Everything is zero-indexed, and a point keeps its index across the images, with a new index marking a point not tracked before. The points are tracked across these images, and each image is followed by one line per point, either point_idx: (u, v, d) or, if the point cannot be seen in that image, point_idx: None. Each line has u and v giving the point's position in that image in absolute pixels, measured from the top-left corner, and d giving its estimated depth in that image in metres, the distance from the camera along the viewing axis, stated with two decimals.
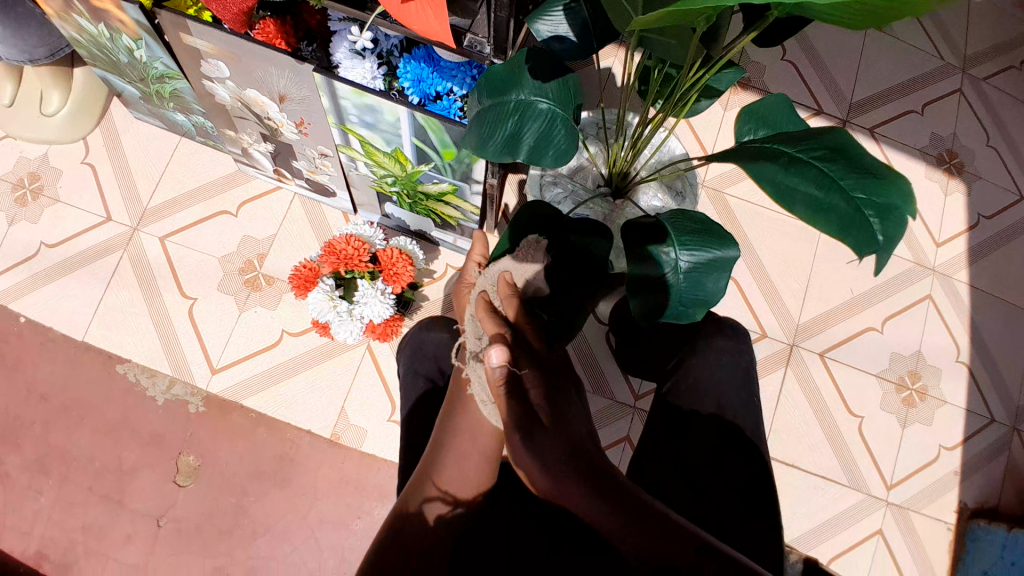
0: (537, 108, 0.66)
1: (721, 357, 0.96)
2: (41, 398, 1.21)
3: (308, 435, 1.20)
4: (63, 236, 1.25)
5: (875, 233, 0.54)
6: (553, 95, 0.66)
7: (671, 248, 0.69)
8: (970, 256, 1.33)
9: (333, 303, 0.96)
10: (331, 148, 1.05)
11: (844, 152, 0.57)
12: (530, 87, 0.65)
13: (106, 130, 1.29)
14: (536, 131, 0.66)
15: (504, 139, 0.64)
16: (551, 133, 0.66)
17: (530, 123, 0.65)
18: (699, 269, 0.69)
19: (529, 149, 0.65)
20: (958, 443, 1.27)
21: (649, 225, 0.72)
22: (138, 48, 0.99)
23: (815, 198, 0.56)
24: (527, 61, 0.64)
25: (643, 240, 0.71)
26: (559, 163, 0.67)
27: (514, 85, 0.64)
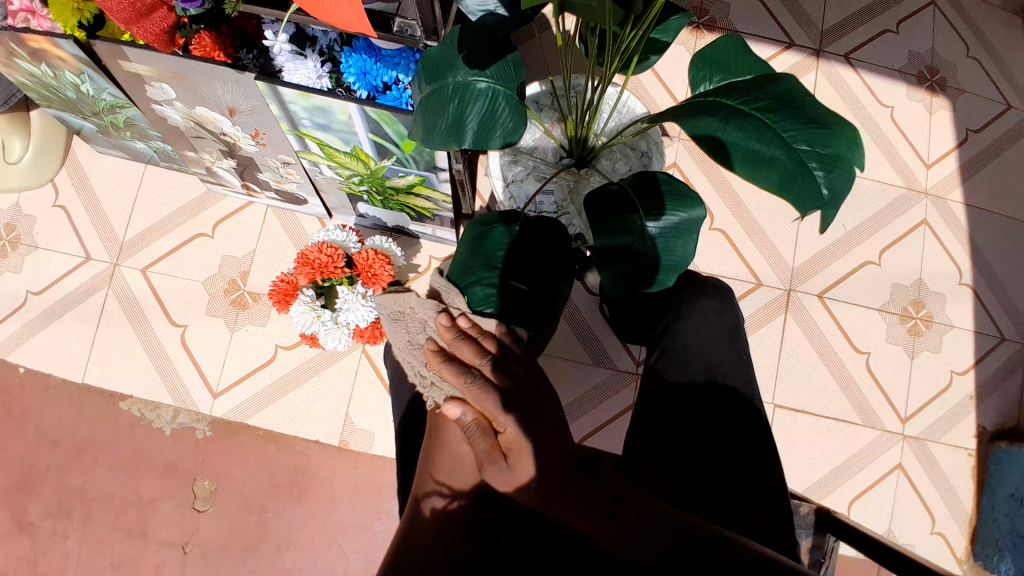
0: (476, 89, 0.64)
1: (706, 319, 0.94)
2: (52, 443, 1.22)
3: (316, 445, 1.20)
4: (47, 281, 1.25)
5: (821, 187, 0.55)
6: (492, 73, 0.65)
7: (639, 216, 0.67)
8: (962, 173, 1.29)
9: (316, 314, 0.94)
10: (292, 155, 1.03)
11: (791, 102, 0.55)
12: (467, 67, 0.63)
13: (72, 169, 1.28)
14: (480, 115, 0.64)
15: (449, 129, 0.63)
16: (496, 114, 0.65)
17: (473, 107, 0.64)
18: (666, 235, 0.67)
19: (474, 136, 0.65)
20: (970, 367, 1.24)
21: (611, 191, 0.71)
22: (83, 82, 0.97)
23: (759, 154, 0.56)
24: (461, 40, 0.62)
25: (610, 209, 0.68)
26: (507, 143, 0.67)
27: (451, 71, 0.62)
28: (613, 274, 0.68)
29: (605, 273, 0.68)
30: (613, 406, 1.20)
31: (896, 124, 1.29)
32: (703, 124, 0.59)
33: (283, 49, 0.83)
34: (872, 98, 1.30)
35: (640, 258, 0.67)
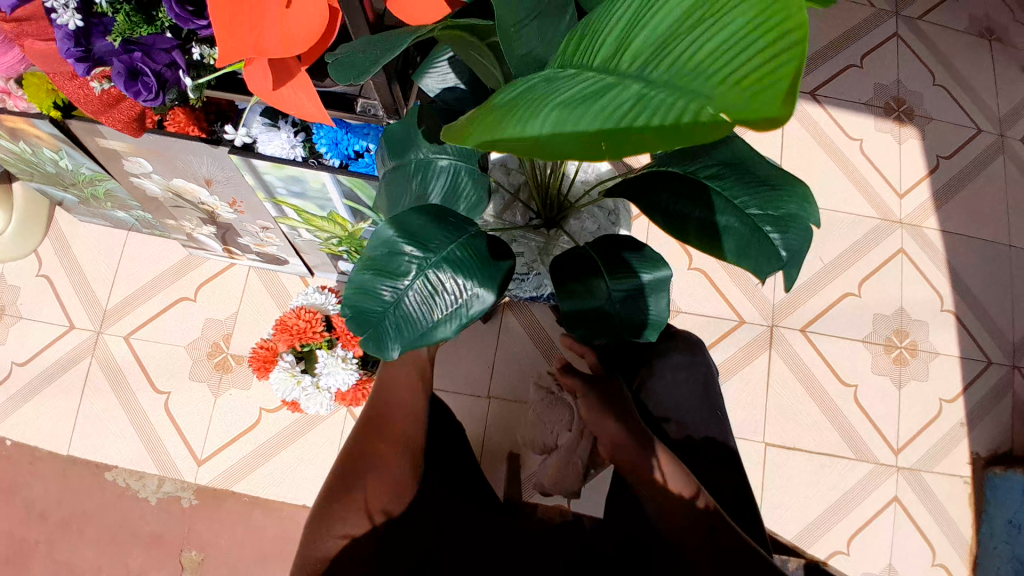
0: (438, 166, 0.63)
1: (677, 375, 0.94)
2: (40, 516, 1.19)
3: (304, 509, 1.18)
4: (31, 353, 1.24)
5: (779, 248, 0.55)
6: (453, 150, 0.63)
7: (604, 281, 0.67)
8: (936, 201, 1.31)
9: (296, 380, 0.95)
10: (270, 221, 1.04)
11: (739, 165, 0.56)
12: (428, 145, 0.62)
13: (56, 239, 1.28)
14: (443, 191, 0.64)
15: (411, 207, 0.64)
16: (460, 188, 0.64)
17: (435, 184, 0.63)
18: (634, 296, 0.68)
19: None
20: (958, 393, 1.24)
21: (578, 255, 0.70)
22: (62, 158, 0.98)
23: (713, 224, 0.57)
24: (422, 120, 0.62)
25: (575, 275, 0.68)
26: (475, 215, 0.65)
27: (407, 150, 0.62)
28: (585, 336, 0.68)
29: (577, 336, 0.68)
30: None
31: (867, 156, 1.32)
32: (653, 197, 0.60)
33: (243, 141, 0.85)
34: (841, 132, 1.32)
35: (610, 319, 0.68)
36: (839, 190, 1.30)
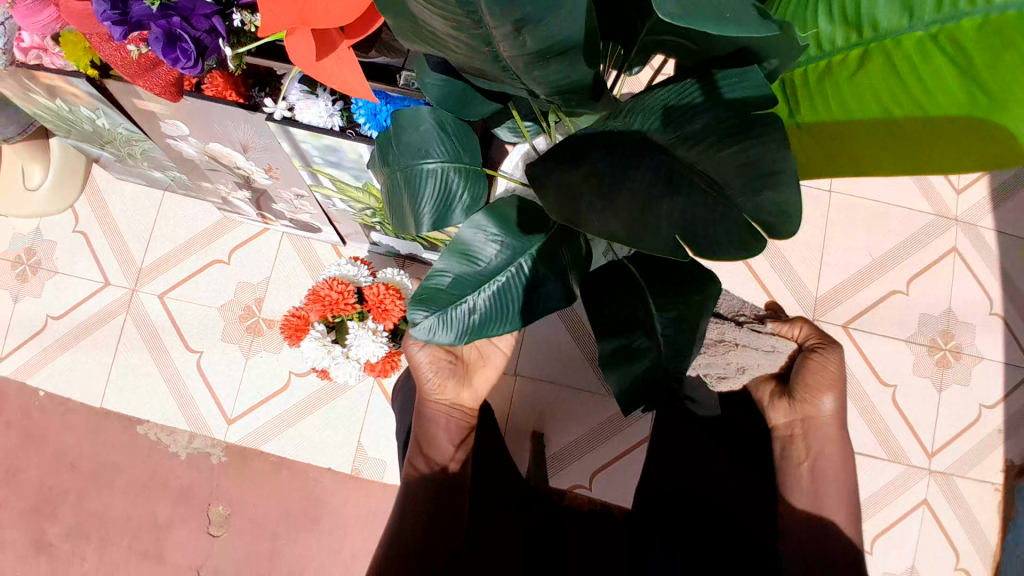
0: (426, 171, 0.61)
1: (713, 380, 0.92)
2: (71, 466, 1.23)
3: (329, 473, 1.20)
4: (66, 307, 1.27)
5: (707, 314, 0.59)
6: (443, 150, 0.62)
7: (646, 306, 0.60)
8: (995, 199, 1.24)
9: (327, 349, 0.95)
10: (305, 188, 1.03)
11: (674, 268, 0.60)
12: (412, 153, 0.60)
13: (92, 195, 1.29)
14: (434, 197, 0.61)
15: (409, 215, 0.60)
16: (452, 191, 0.62)
17: (425, 189, 0.61)
18: (681, 324, 0.59)
19: (432, 221, 0.61)
20: (1000, 400, 1.20)
21: (615, 269, 0.62)
22: (98, 117, 0.97)
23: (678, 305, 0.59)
24: (401, 130, 0.60)
25: (612, 300, 0.61)
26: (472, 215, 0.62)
27: (404, 153, 0.60)
28: (620, 382, 0.61)
29: (611, 379, 0.62)
30: (624, 443, 1.18)
31: None
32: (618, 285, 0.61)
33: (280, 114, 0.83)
34: None
35: (643, 358, 0.61)
36: (891, 183, 1.24)
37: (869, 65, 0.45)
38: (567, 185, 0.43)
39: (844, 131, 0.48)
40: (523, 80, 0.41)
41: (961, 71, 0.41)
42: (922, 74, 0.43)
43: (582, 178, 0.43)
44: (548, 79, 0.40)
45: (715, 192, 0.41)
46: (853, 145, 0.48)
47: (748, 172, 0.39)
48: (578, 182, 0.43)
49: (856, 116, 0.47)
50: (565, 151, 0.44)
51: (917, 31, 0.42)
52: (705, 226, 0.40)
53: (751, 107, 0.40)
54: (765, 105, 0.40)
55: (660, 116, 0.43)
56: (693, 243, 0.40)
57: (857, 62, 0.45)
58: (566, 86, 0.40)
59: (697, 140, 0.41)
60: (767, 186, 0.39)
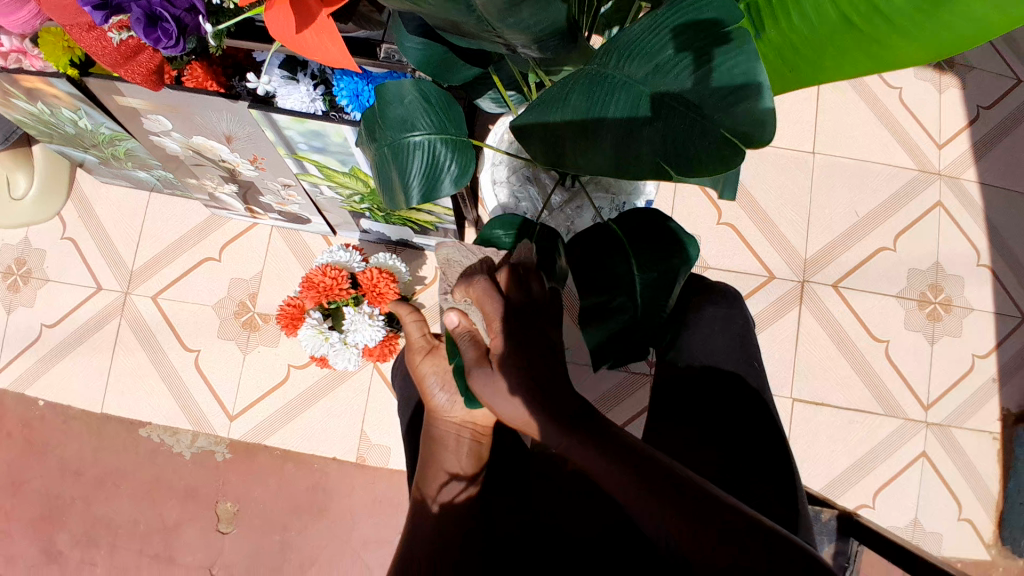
0: (412, 145, 0.61)
1: (713, 328, 0.93)
2: (76, 473, 1.23)
3: (334, 463, 1.21)
4: (60, 314, 1.26)
5: (677, 263, 0.62)
6: (428, 122, 0.61)
7: (627, 263, 0.63)
8: (975, 151, 1.25)
9: (324, 336, 0.94)
10: (292, 177, 1.03)
11: (650, 232, 0.64)
12: (397, 128, 0.60)
13: (78, 202, 1.29)
14: (422, 169, 0.61)
15: (398, 189, 0.61)
16: (439, 163, 0.62)
17: (412, 163, 0.61)
18: (658, 285, 0.62)
19: (421, 192, 0.62)
20: (992, 349, 1.21)
21: (599, 232, 0.66)
22: (80, 118, 0.96)
23: (663, 274, 0.62)
24: (383, 108, 0.60)
25: (599, 258, 0.64)
26: (460, 184, 0.63)
27: (389, 127, 0.60)
28: (598, 337, 0.63)
29: (589, 337, 0.64)
30: (625, 413, 1.19)
31: (905, 104, 1.26)
32: (615, 242, 0.64)
33: (264, 91, 0.82)
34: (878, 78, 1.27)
35: (621, 315, 0.63)
36: (874, 141, 1.25)
37: None
38: (551, 130, 0.46)
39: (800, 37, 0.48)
40: (499, 30, 0.43)
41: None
42: None
43: (566, 123, 0.46)
44: (522, 26, 0.41)
45: (694, 112, 0.42)
46: (809, 61, 0.48)
47: (722, 90, 0.41)
48: (565, 127, 0.46)
49: (817, 29, 0.47)
50: (551, 100, 0.46)
51: None
52: (689, 146, 0.42)
53: (712, 30, 0.42)
54: (730, 27, 0.42)
55: (636, 51, 0.45)
56: (670, 161, 0.43)
57: None
58: (542, 29, 0.42)
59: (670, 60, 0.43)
60: (741, 103, 0.41)
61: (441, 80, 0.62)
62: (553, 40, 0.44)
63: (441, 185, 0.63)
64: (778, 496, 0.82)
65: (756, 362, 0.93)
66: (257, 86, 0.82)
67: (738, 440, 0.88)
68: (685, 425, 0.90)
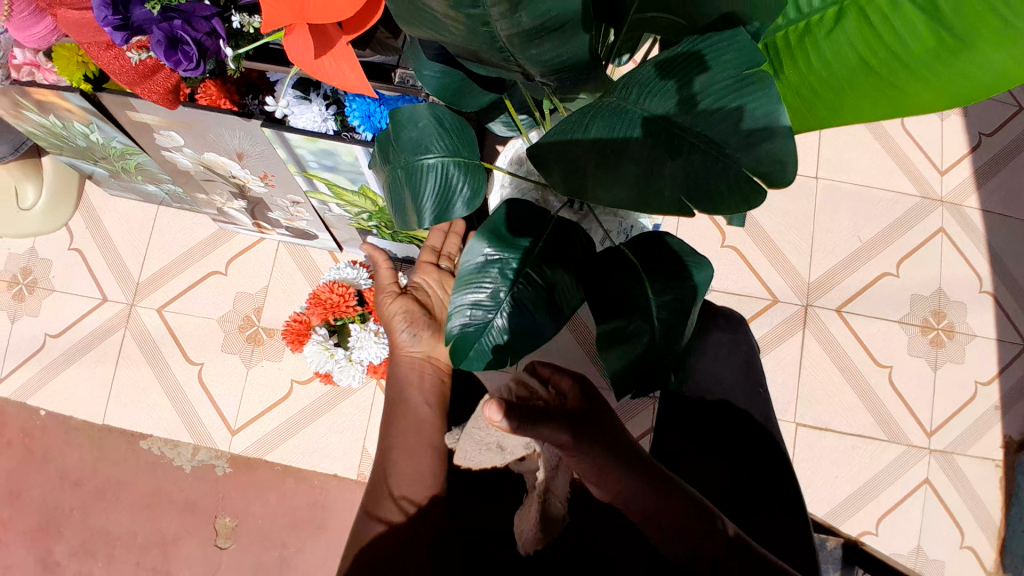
0: (426, 167, 0.61)
1: (720, 353, 0.93)
2: (75, 484, 1.22)
3: (334, 480, 1.20)
4: (65, 325, 1.26)
5: (692, 285, 0.62)
6: (442, 145, 0.62)
7: (644, 290, 0.63)
8: (978, 178, 1.26)
9: (329, 352, 0.95)
10: (301, 195, 1.04)
11: (666, 259, 0.64)
12: (410, 151, 0.61)
13: (86, 213, 1.30)
14: (435, 191, 0.61)
15: (411, 211, 0.61)
16: (452, 184, 0.62)
17: (425, 185, 0.61)
18: (671, 309, 0.62)
19: (434, 214, 0.61)
20: (995, 376, 1.22)
21: (612, 256, 0.67)
22: (92, 132, 0.97)
23: (679, 301, 0.62)
24: (398, 133, 0.61)
25: (612, 284, 0.65)
26: (472, 206, 0.62)
27: (404, 150, 0.61)
28: (619, 363, 0.63)
29: (609, 363, 0.63)
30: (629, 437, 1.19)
31: (909, 131, 1.27)
32: (631, 268, 0.65)
33: (282, 112, 0.83)
34: None
35: (640, 339, 0.62)
36: (878, 167, 1.26)
37: (842, 24, 0.47)
38: (572, 157, 0.46)
39: (813, 86, 0.49)
40: (519, 61, 0.43)
41: (935, 34, 0.42)
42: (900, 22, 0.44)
43: (586, 153, 0.46)
44: (542, 58, 0.42)
45: (715, 149, 0.43)
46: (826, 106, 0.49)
47: (743, 129, 0.42)
48: (584, 155, 0.46)
49: (835, 74, 0.47)
50: (568, 130, 0.47)
51: None
52: (711, 183, 0.43)
53: (735, 71, 0.43)
54: (753, 67, 0.42)
55: (655, 88, 0.46)
56: (697, 200, 0.44)
57: (833, 20, 0.47)
58: (561, 62, 0.42)
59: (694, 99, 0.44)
60: (761, 147, 0.42)
61: (456, 107, 0.63)
62: (571, 74, 0.45)
63: (453, 206, 0.62)
64: (783, 507, 0.87)
65: (761, 379, 0.93)
66: (274, 108, 0.83)
67: (739, 459, 0.89)
68: (689, 439, 0.91)
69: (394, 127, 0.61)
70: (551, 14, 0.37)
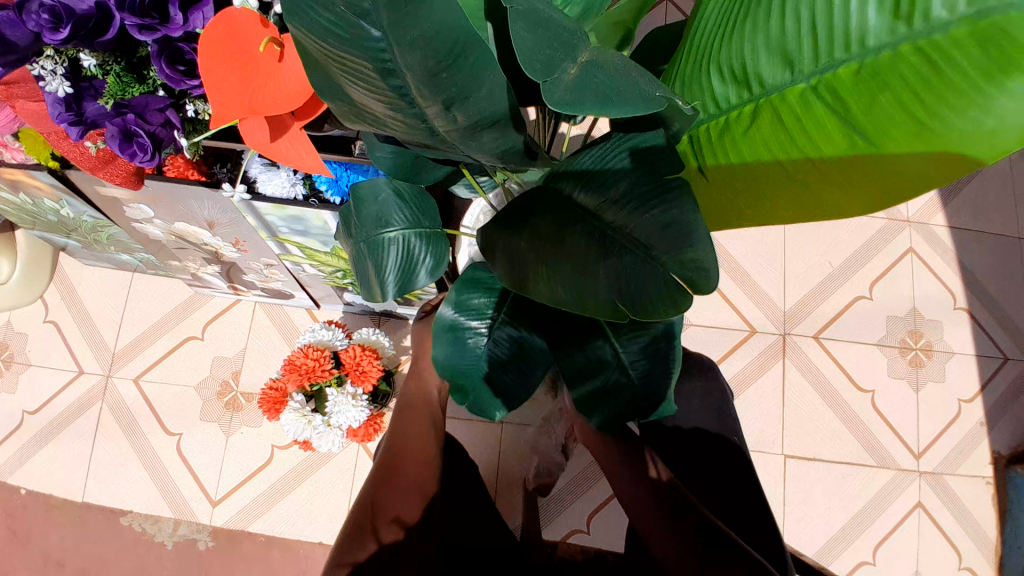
0: (388, 241, 0.62)
1: (692, 402, 0.95)
2: (56, 565, 1.18)
3: (321, 545, 1.17)
4: (41, 400, 1.24)
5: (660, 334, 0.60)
6: (403, 218, 0.63)
7: (608, 345, 0.63)
8: (941, 198, 1.29)
9: (307, 420, 0.94)
10: (274, 258, 1.04)
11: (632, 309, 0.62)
12: (373, 225, 0.62)
13: (61, 285, 1.29)
14: (397, 263, 0.63)
15: (374, 284, 0.63)
16: (414, 256, 0.64)
17: (387, 258, 0.63)
18: (650, 356, 0.61)
19: (397, 285, 0.63)
20: (977, 392, 1.22)
21: None
22: (63, 207, 0.98)
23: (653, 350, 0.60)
24: (360, 207, 0.62)
25: (578, 340, 0.64)
26: (434, 276, 0.65)
27: (365, 223, 0.62)
28: (603, 417, 0.64)
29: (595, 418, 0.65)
30: None
31: None
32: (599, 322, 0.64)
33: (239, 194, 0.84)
34: None
35: (621, 390, 0.63)
36: None
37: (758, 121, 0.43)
38: (513, 253, 0.46)
39: (741, 180, 0.45)
40: (465, 151, 0.44)
41: (851, 135, 0.38)
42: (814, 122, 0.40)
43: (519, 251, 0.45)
44: (485, 150, 0.43)
45: (641, 251, 0.40)
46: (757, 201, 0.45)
47: (667, 233, 0.39)
48: (522, 249, 0.45)
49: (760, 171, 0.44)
50: (509, 219, 0.47)
51: (800, 82, 0.40)
52: (639, 287, 0.39)
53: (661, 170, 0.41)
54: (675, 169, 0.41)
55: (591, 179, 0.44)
56: (626, 301, 0.40)
57: (750, 117, 0.43)
58: (504, 151, 0.44)
59: (624, 200, 0.42)
60: (684, 243, 0.38)
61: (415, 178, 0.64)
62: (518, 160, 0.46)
63: (416, 276, 0.64)
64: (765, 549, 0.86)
65: (733, 420, 0.95)
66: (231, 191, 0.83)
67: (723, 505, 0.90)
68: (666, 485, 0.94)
69: (355, 199, 0.62)
70: (485, 112, 0.38)
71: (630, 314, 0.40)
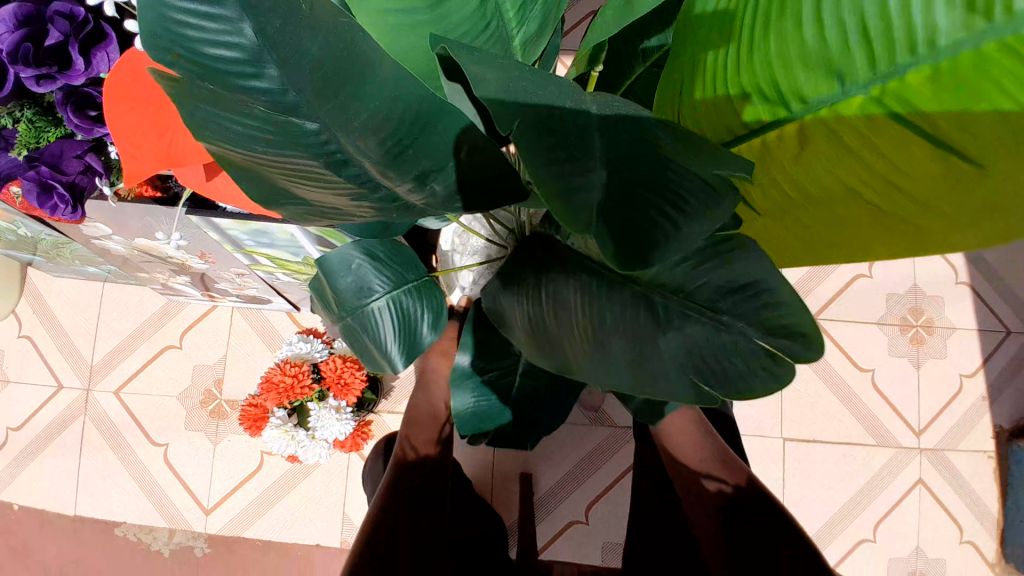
0: (378, 310, 0.58)
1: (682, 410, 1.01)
2: None
3: (318, 549, 1.16)
4: (23, 416, 1.21)
5: None
6: (385, 282, 0.59)
7: None
8: None
9: (290, 435, 0.91)
10: (245, 268, 0.99)
11: None
12: (358, 299, 0.58)
13: (32, 297, 1.24)
14: (396, 328, 0.59)
15: (378, 356, 0.59)
16: (410, 316, 0.60)
17: (383, 327, 0.59)
18: None
19: (402, 351, 0.60)
20: (979, 367, 1.19)
21: None
22: (16, 227, 0.92)
23: None
24: (338, 285, 0.57)
25: None
26: (437, 329, 0.61)
27: (349, 299, 0.58)
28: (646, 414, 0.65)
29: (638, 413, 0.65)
30: (614, 471, 1.18)
31: None
32: None
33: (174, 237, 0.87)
34: None
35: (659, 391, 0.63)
36: None
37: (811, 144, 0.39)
38: (552, 330, 0.45)
39: (806, 210, 0.42)
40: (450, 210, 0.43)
41: (936, 141, 0.33)
42: (883, 142, 0.35)
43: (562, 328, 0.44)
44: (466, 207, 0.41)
45: (711, 320, 0.41)
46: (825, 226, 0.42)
47: (735, 294, 0.40)
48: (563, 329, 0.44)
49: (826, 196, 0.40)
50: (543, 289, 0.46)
51: (857, 95, 0.35)
52: (714, 359, 0.41)
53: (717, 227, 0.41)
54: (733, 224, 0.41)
55: None
56: (706, 381, 0.41)
57: (797, 140, 0.40)
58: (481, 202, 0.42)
59: (683, 260, 0.41)
60: (765, 304, 0.40)
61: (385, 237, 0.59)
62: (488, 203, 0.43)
63: (419, 333, 0.60)
64: None
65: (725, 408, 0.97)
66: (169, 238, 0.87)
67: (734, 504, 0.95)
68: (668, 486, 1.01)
69: (330, 278, 0.58)
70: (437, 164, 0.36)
71: (721, 394, 0.41)
